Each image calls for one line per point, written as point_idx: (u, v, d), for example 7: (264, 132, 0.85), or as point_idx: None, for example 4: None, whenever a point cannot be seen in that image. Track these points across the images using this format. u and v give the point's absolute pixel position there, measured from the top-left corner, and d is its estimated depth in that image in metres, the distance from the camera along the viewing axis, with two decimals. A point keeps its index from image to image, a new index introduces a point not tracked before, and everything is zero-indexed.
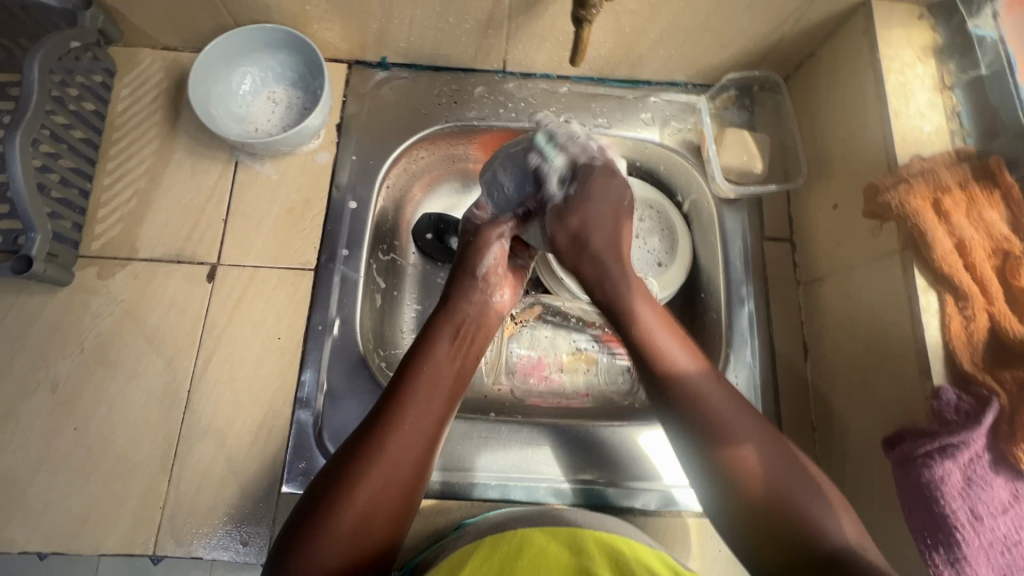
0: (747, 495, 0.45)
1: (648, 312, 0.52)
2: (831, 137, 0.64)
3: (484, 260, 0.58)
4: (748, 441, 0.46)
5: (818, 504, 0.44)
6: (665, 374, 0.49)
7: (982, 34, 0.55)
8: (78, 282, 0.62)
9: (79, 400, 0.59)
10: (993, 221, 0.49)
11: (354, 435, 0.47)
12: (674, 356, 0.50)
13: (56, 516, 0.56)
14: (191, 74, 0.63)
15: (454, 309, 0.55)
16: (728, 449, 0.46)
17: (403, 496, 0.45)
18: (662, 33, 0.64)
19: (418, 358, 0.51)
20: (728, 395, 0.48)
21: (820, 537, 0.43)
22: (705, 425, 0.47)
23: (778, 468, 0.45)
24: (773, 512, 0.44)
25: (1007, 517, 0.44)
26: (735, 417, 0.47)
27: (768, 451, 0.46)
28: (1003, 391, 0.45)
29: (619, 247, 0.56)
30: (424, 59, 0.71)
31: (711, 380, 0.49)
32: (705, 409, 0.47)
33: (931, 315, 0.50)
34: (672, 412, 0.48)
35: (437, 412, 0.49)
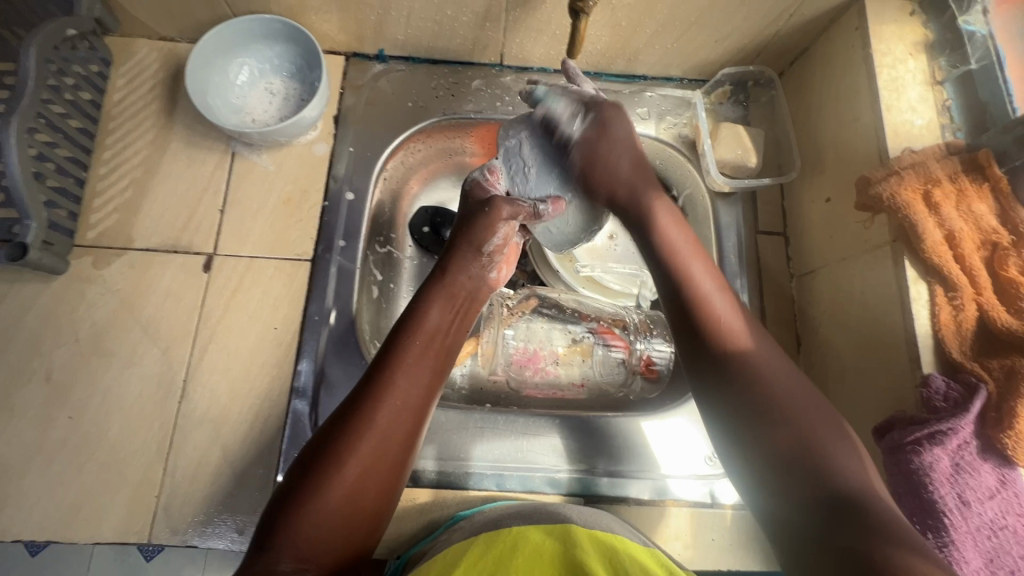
0: (779, 456, 0.44)
1: (716, 291, 0.53)
2: (824, 131, 0.65)
3: (494, 234, 0.57)
4: (805, 420, 0.45)
5: (846, 458, 0.43)
6: (729, 351, 0.49)
7: (973, 30, 0.55)
8: (73, 271, 0.62)
9: (74, 388, 0.59)
10: (982, 214, 0.50)
11: (339, 410, 0.47)
12: (739, 335, 0.50)
13: (50, 504, 0.56)
14: (189, 64, 0.64)
15: (449, 277, 0.55)
16: (774, 422, 0.45)
17: (393, 469, 0.46)
18: (658, 27, 0.64)
19: (406, 331, 0.51)
20: (785, 378, 0.48)
21: (839, 479, 0.41)
22: (759, 401, 0.46)
23: (815, 430, 0.44)
24: (796, 464, 0.43)
25: (993, 502, 0.45)
26: (791, 396, 0.46)
27: (793, 400, 0.46)
28: (990, 378, 0.46)
29: (666, 239, 0.57)
30: (422, 52, 0.71)
31: (778, 364, 0.49)
32: (767, 386, 0.47)
33: (920, 305, 0.51)
34: (725, 385, 0.48)
35: (426, 382, 0.49)
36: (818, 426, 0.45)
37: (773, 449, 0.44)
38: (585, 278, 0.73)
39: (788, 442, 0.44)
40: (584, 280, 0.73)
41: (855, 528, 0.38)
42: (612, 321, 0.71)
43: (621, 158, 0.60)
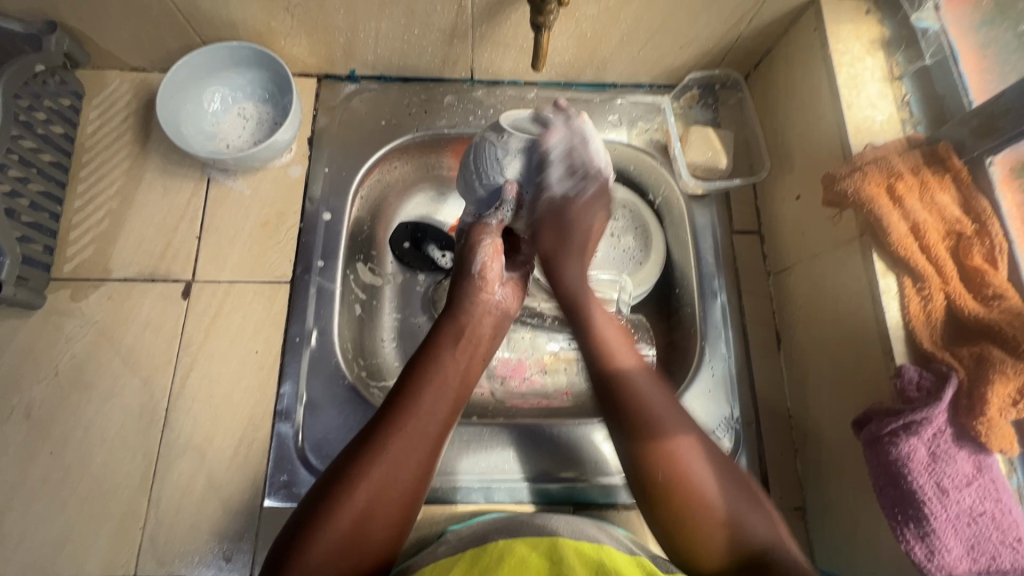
0: (650, 477, 0.48)
1: (606, 327, 0.58)
2: (790, 130, 0.66)
3: (477, 257, 0.60)
4: (683, 439, 0.49)
5: (757, 515, 0.47)
6: (608, 374, 0.54)
7: (926, 26, 0.58)
8: (51, 305, 0.62)
9: (55, 423, 0.58)
10: (946, 203, 0.51)
11: (355, 440, 0.49)
12: (620, 362, 0.54)
13: (34, 542, 0.55)
14: (159, 93, 0.64)
15: (460, 313, 0.58)
16: (660, 444, 0.48)
17: (404, 500, 0.47)
18: (622, 36, 0.65)
19: (425, 365, 0.53)
20: (662, 394, 0.52)
21: (750, 539, 0.45)
22: (635, 421, 0.50)
23: (730, 490, 0.47)
24: (691, 520, 0.46)
25: (971, 489, 0.45)
26: (659, 403, 0.51)
27: (660, 411, 0.50)
28: (961, 365, 0.46)
29: (564, 272, 0.61)
30: (392, 71, 0.72)
31: (656, 387, 0.53)
32: (635, 401, 0.51)
33: (890, 297, 0.52)
34: (610, 408, 0.52)
35: (442, 415, 0.50)
36: (702, 454, 0.48)
37: (648, 473, 0.48)
38: None
39: (672, 468, 0.47)
40: None
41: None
42: None
43: (591, 218, 0.61)
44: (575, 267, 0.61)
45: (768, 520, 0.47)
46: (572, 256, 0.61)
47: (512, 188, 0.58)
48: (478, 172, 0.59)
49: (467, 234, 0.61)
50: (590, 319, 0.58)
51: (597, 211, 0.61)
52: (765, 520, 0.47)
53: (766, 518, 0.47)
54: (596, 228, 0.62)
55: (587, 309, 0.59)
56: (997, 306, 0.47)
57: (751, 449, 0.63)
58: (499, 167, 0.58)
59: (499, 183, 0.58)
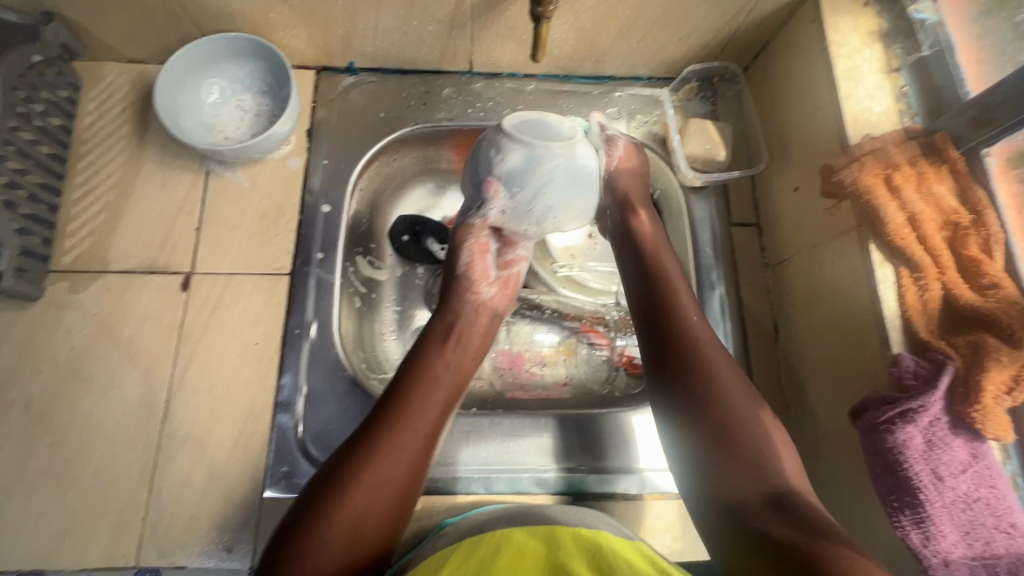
0: (712, 423, 0.48)
1: (679, 286, 0.56)
2: (789, 122, 0.66)
3: (462, 257, 0.60)
4: (742, 402, 0.48)
5: (780, 452, 0.47)
6: (677, 325, 0.53)
7: (923, 18, 0.58)
8: (49, 297, 0.62)
9: (54, 415, 0.58)
10: (942, 194, 0.51)
11: (348, 438, 0.49)
12: (692, 320, 0.53)
13: (35, 533, 0.55)
14: (157, 85, 0.64)
15: (449, 313, 0.58)
16: (708, 417, 0.48)
17: (396, 499, 0.46)
18: (621, 28, 0.66)
19: (416, 364, 0.54)
20: (728, 362, 0.51)
21: (772, 472, 0.45)
22: (695, 367, 0.50)
23: (735, 396, 0.49)
24: (739, 469, 0.46)
25: (967, 476, 0.46)
26: (731, 386, 0.49)
27: (726, 377, 0.50)
28: (957, 354, 0.47)
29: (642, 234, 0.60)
30: (391, 63, 0.72)
31: (721, 351, 0.52)
32: (708, 372, 0.50)
33: (887, 287, 0.52)
34: (675, 370, 0.51)
35: (433, 414, 0.51)
36: (733, 386, 0.49)
37: (693, 421, 0.48)
38: (564, 278, 0.74)
39: (738, 425, 0.47)
40: (563, 280, 0.74)
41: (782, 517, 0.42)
42: (594, 318, 0.73)
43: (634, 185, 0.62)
44: (669, 261, 0.58)
45: (789, 467, 0.46)
46: (626, 249, 0.60)
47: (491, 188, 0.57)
48: (472, 166, 0.59)
49: (455, 232, 0.61)
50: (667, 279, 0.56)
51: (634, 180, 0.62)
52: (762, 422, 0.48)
53: (784, 451, 0.47)
54: (624, 214, 0.61)
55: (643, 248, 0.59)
56: (992, 295, 0.47)
57: None
58: (489, 166, 0.57)
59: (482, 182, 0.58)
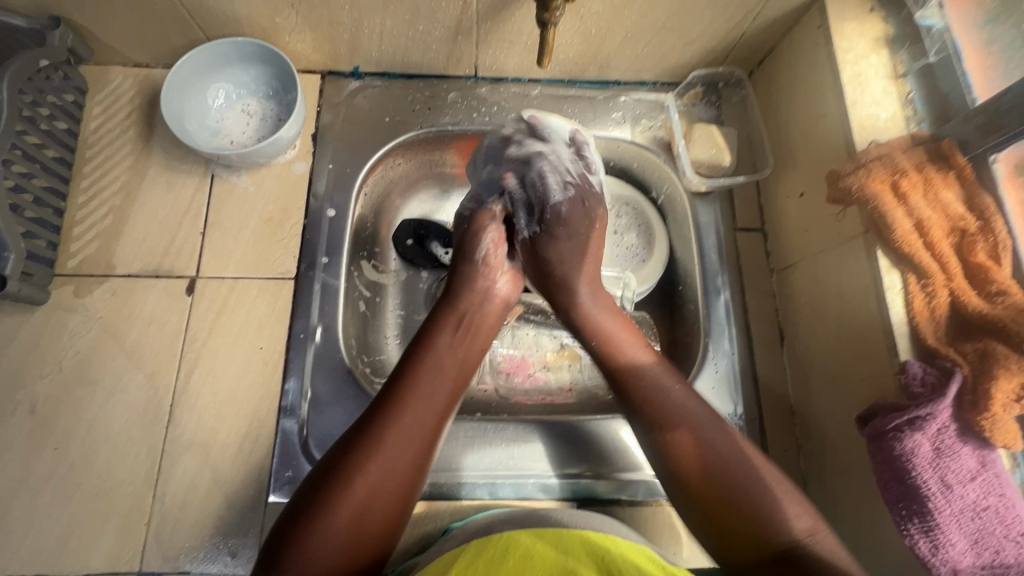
0: (677, 470, 0.49)
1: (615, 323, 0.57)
2: (794, 127, 0.66)
3: (481, 244, 0.60)
4: (687, 426, 0.49)
5: (783, 501, 0.46)
6: (621, 371, 0.54)
7: (930, 24, 0.58)
8: (55, 301, 0.62)
9: (59, 419, 0.58)
10: (950, 201, 0.51)
11: (350, 431, 0.48)
12: (630, 357, 0.54)
13: (39, 537, 0.55)
14: (164, 89, 0.64)
15: (458, 301, 0.58)
16: (665, 436, 0.49)
17: (400, 492, 0.47)
18: (626, 34, 0.66)
19: (419, 355, 0.53)
20: (675, 392, 0.51)
21: (779, 529, 0.44)
22: (653, 414, 0.50)
23: (722, 461, 0.48)
24: (723, 515, 0.46)
25: (976, 484, 0.45)
26: (679, 403, 0.50)
27: (672, 402, 0.50)
28: (965, 361, 0.47)
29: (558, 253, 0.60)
30: (396, 68, 0.72)
31: (666, 379, 0.52)
32: (650, 401, 0.51)
33: (895, 294, 0.52)
34: (627, 406, 0.53)
35: (439, 407, 0.51)
36: (707, 437, 0.49)
37: (678, 467, 0.49)
38: None
39: (684, 461, 0.48)
40: None
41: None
42: None
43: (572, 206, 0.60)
44: (591, 267, 0.60)
45: (805, 519, 0.45)
46: (580, 259, 0.59)
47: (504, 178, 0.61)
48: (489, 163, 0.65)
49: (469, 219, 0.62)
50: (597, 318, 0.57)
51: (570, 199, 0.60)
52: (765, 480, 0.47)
53: (789, 505, 0.46)
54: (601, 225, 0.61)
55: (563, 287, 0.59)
56: (1000, 302, 0.47)
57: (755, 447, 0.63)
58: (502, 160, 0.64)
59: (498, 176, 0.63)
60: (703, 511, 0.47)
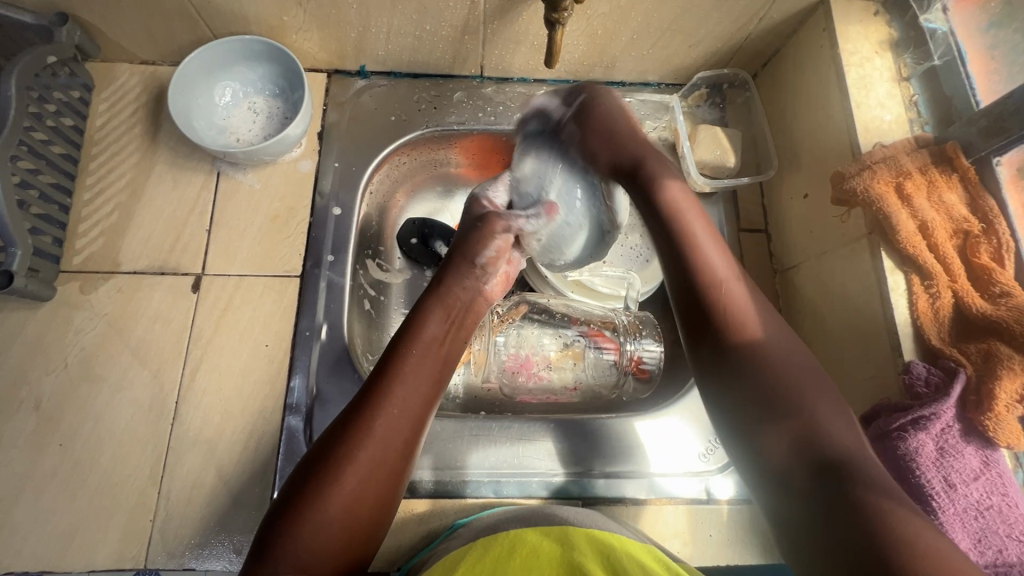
0: (809, 452, 0.44)
1: (733, 287, 0.52)
2: (799, 129, 0.66)
3: (490, 245, 0.60)
4: (825, 411, 0.45)
5: (840, 420, 0.45)
6: (739, 345, 0.49)
7: (934, 27, 0.58)
8: (60, 298, 0.62)
9: (64, 415, 0.58)
10: (953, 203, 0.52)
11: (338, 422, 0.48)
12: (754, 334, 0.50)
13: (43, 534, 0.55)
14: (171, 86, 0.64)
15: (446, 293, 0.57)
16: (795, 417, 0.45)
17: (390, 480, 0.47)
18: (632, 35, 0.66)
19: (404, 344, 0.52)
20: (805, 371, 0.48)
21: (828, 438, 0.44)
22: (770, 386, 0.47)
23: (851, 440, 0.44)
24: (780, 422, 0.46)
25: (978, 483, 0.46)
26: (807, 384, 0.46)
27: (807, 385, 0.46)
28: (969, 362, 0.47)
29: (678, 221, 0.55)
30: (402, 67, 0.72)
31: (789, 358, 0.48)
32: (775, 377, 0.47)
33: (899, 295, 0.53)
34: (742, 384, 0.48)
35: (424, 392, 0.51)
36: (833, 418, 0.44)
37: (784, 445, 0.45)
38: (574, 281, 0.72)
39: (812, 441, 0.44)
40: (572, 284, 0.71)
41: (841, 482, 0.41)
42: (602, 323, 0.71)
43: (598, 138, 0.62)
44: (700, 232, 0.55)
45: (844, 429, 0.44)
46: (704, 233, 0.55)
47: (550, 210, 0.63)
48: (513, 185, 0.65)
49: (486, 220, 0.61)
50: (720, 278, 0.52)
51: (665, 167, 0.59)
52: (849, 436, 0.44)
53: (836, 415, 0.45)
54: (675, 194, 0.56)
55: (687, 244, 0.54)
56: (1003, 304, 0.47)
57: None
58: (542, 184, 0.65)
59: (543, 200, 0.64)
60: (768, 436, 0.46)
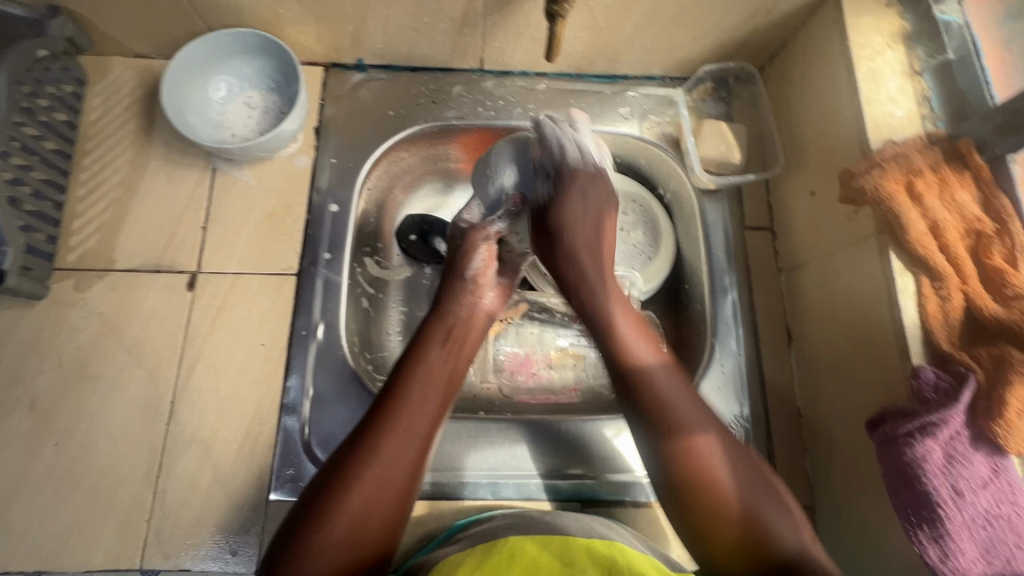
0: (709, 499, 0.46)
1: (624, 319, 0.53)
2: (807, 124, 0.65)
3: (472, 261, 0.59)
4: (702, 437, 0.47)
5: (775, 508, 0.46)
6: (633, 374, 0.50)
7: (950, 19, 0.56)
8: (55, 296, 0.61)
9: (59, 415, 0.58)
10: (966, 202, 0.50)
11: (347, 441, 0.48)
12: (649, 364, 0.51)
13: (39, 533, 0.55)
14: (164, 80, 0.63)
15: (446, 312, 0.57)
16: (681, 442, 0.47)
17: (397, 500, 0.46)
18: (636, 27, 0.64)
19: (411, 363, 0.52)
20: (682, 391, 0.49)
21: (776, 543, 0.45)
22: (659, 421, 0.48)
23: (749, 491, 0.46)
24: (726, 510, 0.46)
25: (987, 492, 0.45)
26: (688, 413, 0.48)
27: (696, 423, 0.48)
28: (979, 366, 0.46)
29: (573, 252, 0.56)
30: (400, 60, 0.70)
31: (677, 385, 0.50)
32: (671, 417, 0.48)
33: (907, 296, 0.51)
34: (637, 413, 0.50)
35: (431, 412, 0.50)
36: (723, 449, 0.47)
37: (669, 467, 0.47)
38: None
39: (718, 493, 0.46)
40: None
41: None
42: None
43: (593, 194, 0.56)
44: (586, 256, 0.56)
45: (786, 519, 0.46)
46: (588, 268, 0.55)
47: (515, 206, 0.59)
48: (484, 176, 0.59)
49: (461, 237, 0.60)
50: (612, 312, 0.54)
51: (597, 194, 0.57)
52: (775, 520, 0.45)
53: (796, 513, 0.47)
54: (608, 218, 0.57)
55: (592, 285, 0.55)
56: (1016, 306, 0.46)
57: (760, 450, 0.62)
58: (492, 182, 0.59)
59: (501, 193, 0.59)
60: (700, 510, 0.47)
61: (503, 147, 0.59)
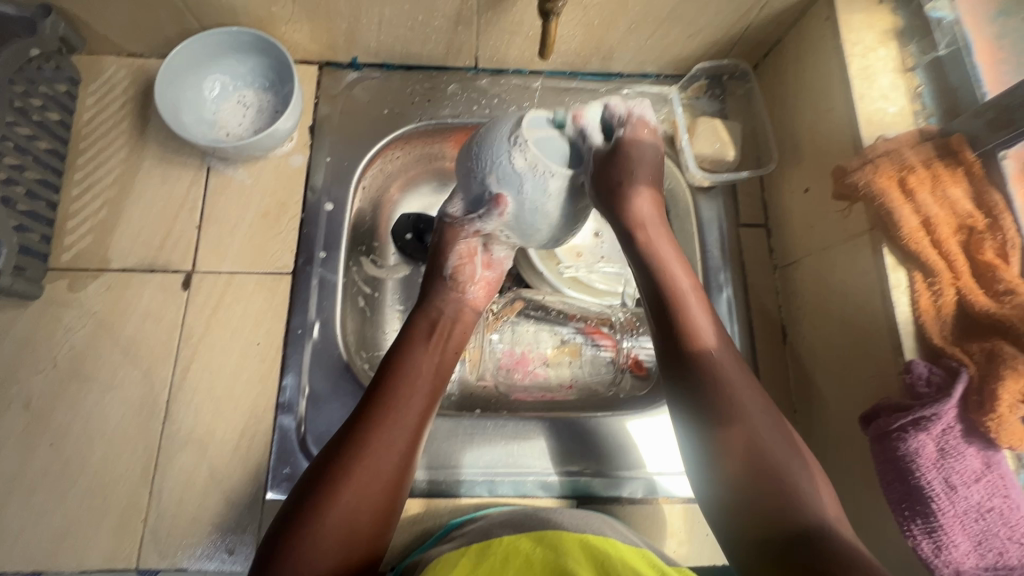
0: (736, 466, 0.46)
1: (691, 303, 0.53)
2: (801, 121, 0.65)
3: (450, 260, 0.58)
4: (753, 422, 0.47)
5: (804, 480, 0.45)
6: (694, 352, 0.50)
7: (940, 16, 0.57)
8: (49, 296, 0.61)
9: (54, 415, 0.58)
10: (958, 197, 0.50)
11: (337, 436, 0.48)
12: (710, 343, 0.51)
13: (35, 534, 0.55)
14: (157, 79, 0.63)
15: (431, 308, 0.57)
16: (727, 426, 0.47)
17: (387, 492, 0.46)
18: (630, 25, 0.64)
19: (399, 359, 0.52)
20: (746, 380, 0.49)
21: (803, 511, 0.43)
22: (719, 398, 0.48)
23: (778, 453, 0.46)
24: (759, 488, 0.45)
25: (980, 485, 0.45)
26: (744, 393, 0.48)
27: (744, 394, 0.48)
28: (972, 361, 0.46)
29: (645, 239, 0.56)
30: (395, 58, 0.70)
31: (734, 364, 0.50)
32: (723, 390, 0.48)
33: (901, 292, 0.51)
34: (686, 386, 0.50)
35: (419, 405, 0.50)
36: (765, 429, 0.47)
37: (718, 446, 0.47)
38: (570, 278, 0.70)
39: (732, 450, 0.46)
40: (568, 280, 0.70)
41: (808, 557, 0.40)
42: (599, 319, 0.71)
43: (642, 168, 0.56)
44: (665, 246, 0.56)
45: (816, 499, 0.44)
46: (658, 246, 0.56)
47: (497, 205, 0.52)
48: (473, 168, 0.52)
49: (441, 232, 0.59)
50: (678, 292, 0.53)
51: (643, 168, 0.56)
52: (815, 490, 0.44)
53: (822, 487, 0.45)
54: (641, 202, 0.56)
55: (655, 266, 0.55)
56: (1008, 302, 0.46)
57: None
58: (478, 178, 0.52)
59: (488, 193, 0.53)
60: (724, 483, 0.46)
61: (490, 133, 0.52)
